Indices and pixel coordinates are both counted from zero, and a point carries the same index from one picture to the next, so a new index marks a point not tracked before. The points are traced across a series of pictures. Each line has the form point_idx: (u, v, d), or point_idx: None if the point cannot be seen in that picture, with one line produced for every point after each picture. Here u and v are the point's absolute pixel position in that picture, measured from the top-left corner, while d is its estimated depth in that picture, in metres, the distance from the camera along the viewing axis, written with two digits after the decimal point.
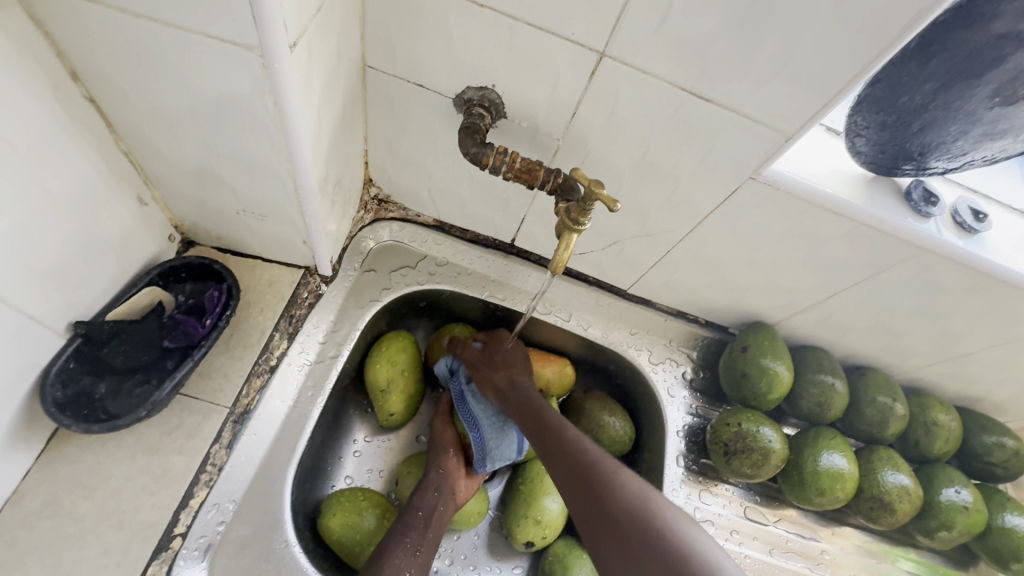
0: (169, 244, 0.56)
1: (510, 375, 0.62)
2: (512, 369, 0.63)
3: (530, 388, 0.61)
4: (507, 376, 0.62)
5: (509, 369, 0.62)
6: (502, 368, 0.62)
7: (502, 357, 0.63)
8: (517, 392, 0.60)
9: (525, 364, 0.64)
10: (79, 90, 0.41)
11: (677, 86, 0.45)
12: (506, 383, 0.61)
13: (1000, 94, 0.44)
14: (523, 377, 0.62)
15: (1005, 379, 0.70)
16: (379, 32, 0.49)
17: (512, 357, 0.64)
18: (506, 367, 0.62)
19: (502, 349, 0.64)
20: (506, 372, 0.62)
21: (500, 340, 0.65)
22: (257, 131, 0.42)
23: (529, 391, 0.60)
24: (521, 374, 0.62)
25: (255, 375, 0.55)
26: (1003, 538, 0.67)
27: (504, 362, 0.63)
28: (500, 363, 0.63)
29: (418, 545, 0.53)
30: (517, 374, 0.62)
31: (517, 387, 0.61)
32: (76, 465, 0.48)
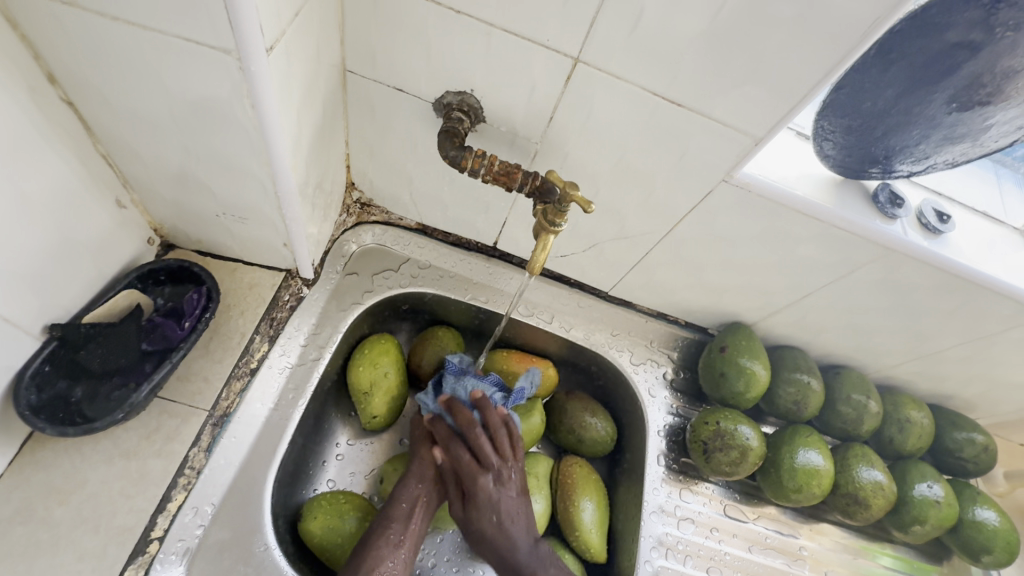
0: (149, 247, 0.56)
1: (490, 519, 0.55)
2: (492, 508, 0.56)
3: (514, 530, 0.56)
4: (487, 523, 0.55)
5: (490, 507, 0.56)
6: (482, 518, 0.56)
7: (478, 477, 0.56)
8: (496, 548, 0.55)
9: (509, 488, 0.57)
10: (56, 92, 0.41)
11: (650, 91, 0.47)
12: (486, 535, 0.55)
13: (956, 100, 0.46)
14: (506, 508, 0.56)
15: (974, 376, 0.72)
16: (358, 38, 0.49)
17: (494, 492, 0.56)
18: (485, 515, 0.56)
19: (479, 481, 0.56)
20: (484, 517, 0.55)
21: (478, 461, 0.56)
22: (236, 134, 0.43)
23: (511, 535, 0.55)
24: (504, 506, 0.56)
25: (235, 378, 0.56)
26: (975, 532, 0.69)
27: (483, 499, 0.56)
28: (479, 506, 0.56)
29: (401, 537, 0.54)
30: (498, 512, 0.56)
31: (501, 531, 0.55)
32: (52, 470, 0.48)
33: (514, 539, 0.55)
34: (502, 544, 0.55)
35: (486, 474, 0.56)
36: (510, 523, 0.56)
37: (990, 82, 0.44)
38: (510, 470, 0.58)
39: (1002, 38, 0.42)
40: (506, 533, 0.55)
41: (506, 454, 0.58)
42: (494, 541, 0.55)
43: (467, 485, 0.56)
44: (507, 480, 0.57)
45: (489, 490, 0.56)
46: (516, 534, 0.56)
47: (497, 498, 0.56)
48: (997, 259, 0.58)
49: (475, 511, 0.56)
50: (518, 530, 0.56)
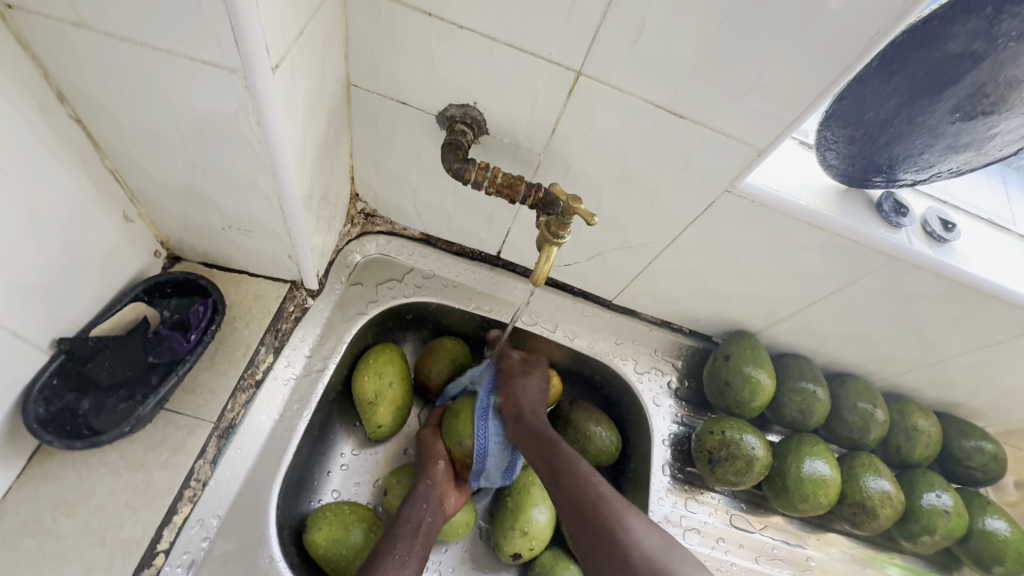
0: (155, 260, 0.57)
1: (519, 394, 0.63)
2: (523, 388, 0.64)
3: (537, 402, 0.63)
4: (518, 394, 0.63)
5: (520, 395, 0.63)
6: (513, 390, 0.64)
7: (512, 381, 0.64)
8: (521, 402, 0.63)
9: (537, 379, 0.66)
10: (66, 110, 0.42)
11: (652, 103, 0.47)
12: (516, 401, 0.63)
13: (960, 109, 0.45)
14: (531, 395, 0.64)
15: (982, 384, 0.72)
16: (363, 52, 0.50)
17: (524, 379, 0.65)
18: (517, 388, 0.64)
19: (512, 375, 0.65)
20: (517, 394, 0.63)
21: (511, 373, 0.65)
22: (242, 149, 0.43)
23: (536, 409, 0.63)
24: (532, 389, 0.64)
25: (240, 390, 0.56)
26: (985, 542, 0.68)
27: (515, 384, 0.64)
28: (513, 385, 0.64)
29: (406, 557, 0.54)
30: (526, 395, 0.63)
31: (528, 400, 0.63)
32: (59, 483, 0.48)
33: (536, 409, 0.63)
34: (526, 403, 0.63)
35: (518, 369, 0.66)
36: (537, 404, 0.63)
37: (993, 91, 0.44)
38: (538, 370, 0.67)
39: (1004, 48, 0.42)
40: (531, 405, 0.63)
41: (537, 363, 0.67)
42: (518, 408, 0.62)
43: (501, 376, 0.65)
44: (533, 374, 0.66)
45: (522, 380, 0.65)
46: (538, 407, 0.63)
47: (526, 383, 0.65)
48: (1004, 267, 0.58)
49: (507, 390, 0.64)
50: (536, 404, 0.64)
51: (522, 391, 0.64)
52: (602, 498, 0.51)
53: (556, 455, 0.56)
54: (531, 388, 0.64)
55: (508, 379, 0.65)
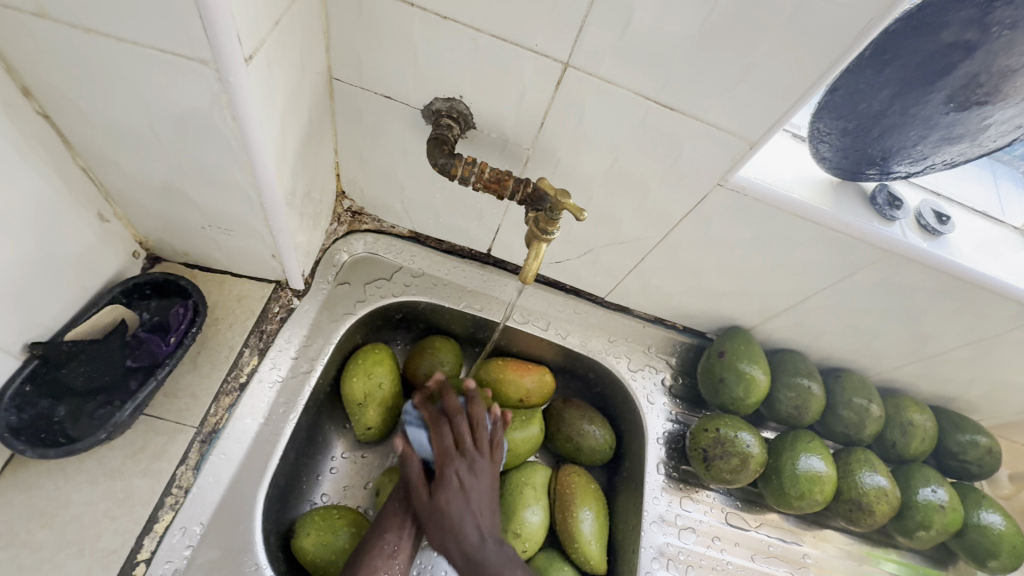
0: (134, 260, 0.55)
1: (457, 507, 0.53)
2: (457, 501, 0.53)
3: (476, 509, 0.54)
4: (452, 506, 0.53)
5: (455, 510, 0.53)
6: (448, 503, 0.53)
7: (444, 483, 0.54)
8: (460, 531, 0.52)
9: (480, 474, 0.56)
10: (32, 106, 0.40)
11: (641, 95, 0.46)
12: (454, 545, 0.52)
13: (954, 99, 0.45)
14: (473, 502, 0.54)
15: (976, 378, 0.71)
16: (344, 45, 0.49)
17: (465, 481, 0.55)
18: (453, 501, 0.53)
19: (451, 469, 0.55)
20: (449, 508, 0.53)
21: (445, 468, 0.55)
22: (218, 145, 0.41)
23: (472, 527, 0.53)
24: (471, 495, 0.54)
25: (224, 394, 0.54)
26: (980, 536, 0.68)
27: (455, 486, 0.54)
28: (446, 494, 0.54)
29: (393, 548, 0.53)
30: (463, 504, 0.53)
31: (465, 512, 0.53)
32: (34, 492, 0.46)
33: (473, 526, 0.53)
34: (466, 531, 0.53)
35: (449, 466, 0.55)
36: (476, 504, 0.54)
37: (987, 81, 0.43)
38: (483, 459, 0.56)
39: (997, 37, 0.41)
40: (467, 530, 0.53)
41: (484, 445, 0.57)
42: (452, 522, 0.53)
43: (437, 468, 0.55)
44: (475, 458, 0.56)
45: (462, 480, 0.54)
46: (478, 524, 0.53)
47: (466, 487, 0.54)
48: (998, 260, 0.58)
49: (443, 493, 0.53)
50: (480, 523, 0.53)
51: (453, 506, 0.53)
52: None
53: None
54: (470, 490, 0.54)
55: (444, 481, 0.54)
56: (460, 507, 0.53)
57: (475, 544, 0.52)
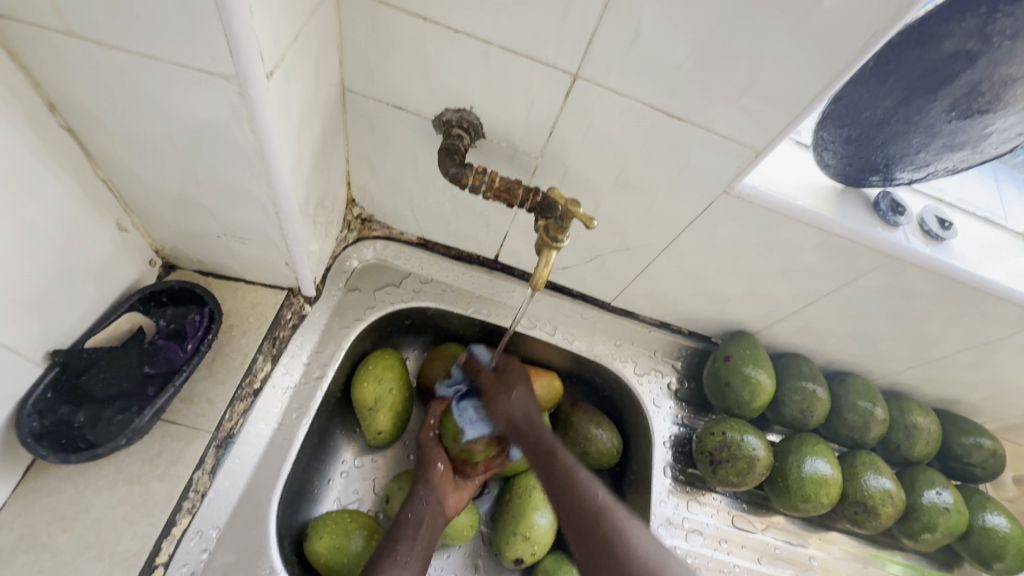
0: (150, 268, 0.56)
1: (516, 413, 0.62)
2: (519, 406, 0.62)
3: (533, 414, 0.62)
4: (512, 405, 0.62)
5: (513, 404, 0.62)
6: (511, 422, 0.61)
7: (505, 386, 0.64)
8: (516, 417, 0.62)
9: (526, 393, 0.63)
10: (56, 119, 0.41)
11: (648, 105, 0.47)
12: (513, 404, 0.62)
13: (956, 108, 0.46)
14: (528, 414, 0.62)
15: (979, 381, 0.72)
16: (357, 57, 0.50)
17: (517, 395, 0.63)
18: (513, 418, 0.61)
19: (501, 397, 0.63)
20: (515, 429, 0.61)
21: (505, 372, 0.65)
22: (236, 157, 0.43)
23: (539, 430, 0.60)
24: (528, 407, 0.62)
25: (238, 399, 0.55)
26: (985, 538, 0.68)
27: (509, 413, 0.62)
28: (510, 421, 0.61)
29: (405, 559, 0.52)
30: (523, 405, 0.62)
31: (534, 439, 0.60)
32: (55, 497, 0.47)
33: (534, 424, 0.61)
34: (520, 414, 0.62)
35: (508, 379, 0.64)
36: (533, 415, 0.62)
37: (989, 89, 0.44)
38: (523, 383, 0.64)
39: (999, 46, 0.42)
40: (536, 424, 0.61)
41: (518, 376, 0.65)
42: (528, 437, 0.60)
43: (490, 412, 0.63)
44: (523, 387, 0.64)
45: (513, 402, 0.62)
46: (539, 423, 0.61)
47: (516, 402, 0.62)
48: (1000, 265, 0.58)
49: (503, 420, 0.62)
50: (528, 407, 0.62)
51: (513, 404, 0.62)
52: (602, 511, 0.54)
53: (568, 479, 0.56)
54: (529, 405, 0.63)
55: (502, 410, 0.62)
56: (518, 410, 0.62)
57: (556, 454, 0.58)
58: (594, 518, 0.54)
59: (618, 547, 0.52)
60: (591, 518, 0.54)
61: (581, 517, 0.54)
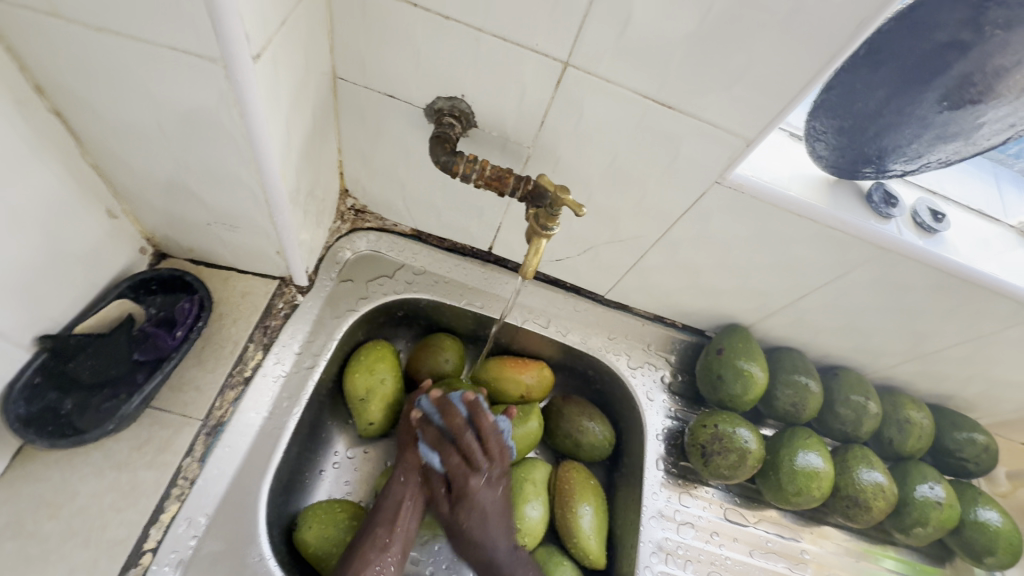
0: (141, 256, 0.56)
1: (477, 520, 0.58)
2: (482, 500, 0.58)
3: (495, 533, 0.58)
4: (471, 508, 0.58)
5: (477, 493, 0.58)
6: (466, 508, 0.58)
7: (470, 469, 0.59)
8: (471, 517, 0.58)
9: (493, 488, 0.60)
10: (44, 105, 0.41)
11: (639, 94, 0.47)
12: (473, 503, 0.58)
13: (948, 99, 0.46)
14: (494, 535, 0.58)
15: (973, 375, 0.72)
16: (349, 45, 0.49)
17: (482, 493, 0.59)
18: (470, 509, 0.58)
19: (468, 483, 0.58)
20: (481, 505, 0.58)
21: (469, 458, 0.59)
22: (224, 142, 0.42)
23: (492, 536, 0.58)
24: (489, 504, 0.59)
25: (228, 387, 0.55)
26: (977, 533, 0.68)
27: (471, 503, 0.58)
28: (472, 501, 0.58)
29: (387, 540, 0.54)
30: (484, 505, 0.58)
31: (483, 526, 0.58)
32: (43, 483, 0.47)
33: (497, 541, 0.58)
34: (479, 505, 0.58)
35: (465, 469, 0.58)
36: (488, 515, 0.58)
37: (981, 80, 0.44)
38: (495, 471, 0.60)
39: (991, 36, 0.42)
40: (488, 533, 0.58)
41: (499, 457, 0.60)
42: (482, 550, 0.58)
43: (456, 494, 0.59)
44: (491, 473, 0.59)
45: (474, 500, 0.58)
46: (495, 531, 0.58)
47: (483, 496, 0.59)
48: (994, 258, 0.58)
49: (461, 515, 0.58)
50: (490, 498, 0.59)
51: (474, 485, 0.58)
52: None
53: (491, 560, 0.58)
54: (485, 502, 0.58)
55: (465, 496, 0.58)
56: (477, 495, 0.58)
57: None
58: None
59: None
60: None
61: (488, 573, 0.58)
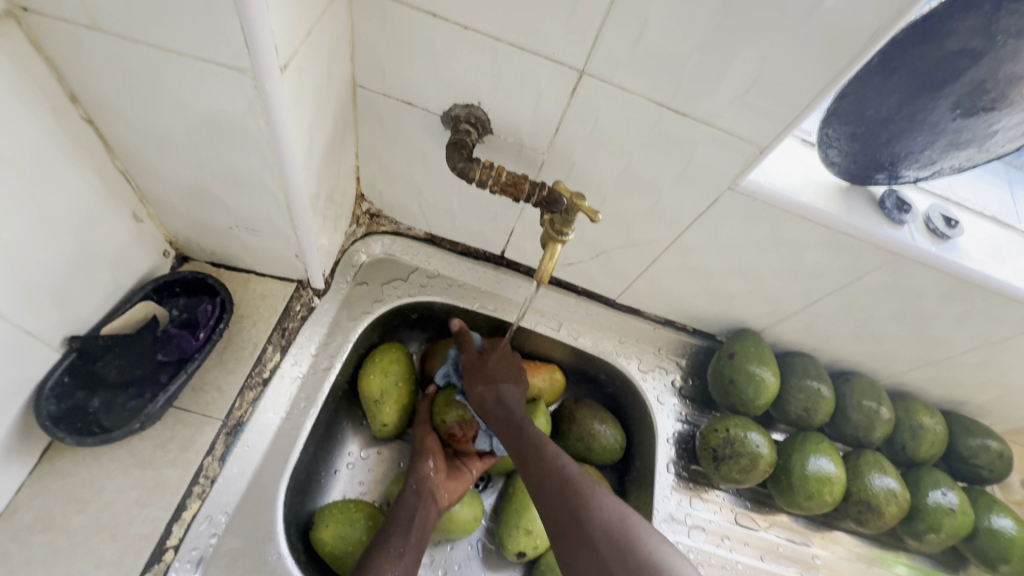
0: (164, 259, 0.57)
1: (499, 372, 0.62)
2: (501, 381, 0.61)
3: (513, 388, 0.62)
4: (488, 396, 0.60)
5: (495, 378, 0.62)
6: (485, 389, 0.61)
7: (488, 360, 0.63)
8: (490, 384, 0.61)
9: (517, 364, 0.65)
10: (78, 112, 0.43)
11: (654, 102, 0.47)
12: (488, 369, 0.62)
13: (960, 106, 0.46)
14: (510, 385, 0.62)
15: (986, 382, 0.72)
16: (369, 53, 0.51)
17: (500, 377, 0.62)
18: (488, 389, 0.61)
19: (488, 371, 0.62)
20: (502, 363, 0.63)
21: (484, 364, 0.63)
22: (249, 148, 0.44)
23: (511, 405, 0.60)
24: (507, 385, 0.62)
25: (248, 388, 0.56)
26: (990, 540, 0.68)
27: (493, 390, 0.61)
28: (497, 353, 0.64)
29: (402, 550, 0.53)
30: (501, 383, 0.61)
31: (500, 402, 0.60)
32: (70, 479, 0.49)
33: (513, 395, 0.61)
34: (498, 382, 0.61)
35: (483, 362, 0.63)
36: (507, 394, 0.61)
37: (993, 87, 0.44)
38: (519, 354, 0.66)
39: (1003, 45, 0.42)
40: (507, 387, 0.61)
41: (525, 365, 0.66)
42: (502, 388, 0.61)
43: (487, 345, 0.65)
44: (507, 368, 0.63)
45: (496, 356, 0.64)
46: (513, 389, 0.62)
47: (508, 364, 0.64)
48: (1007, 264, 0.58)
49: (478, 386, 0.61)
50: (507, 381, 0.62)
51: (495, 374, 0.62)
52: (566, 479, 0.51)
53: (551, 469, 0.52)
54: (504, 387, 0.61)
55: (488, 358, 0.63)
56: (498, 381, 0.61)
57: (544, 446, 0.55)
58: (544, 480, 0.52)
59: (582, 506, 0.48)
60: (563, 490, 0.50)
61: (529, 470, 0.53)
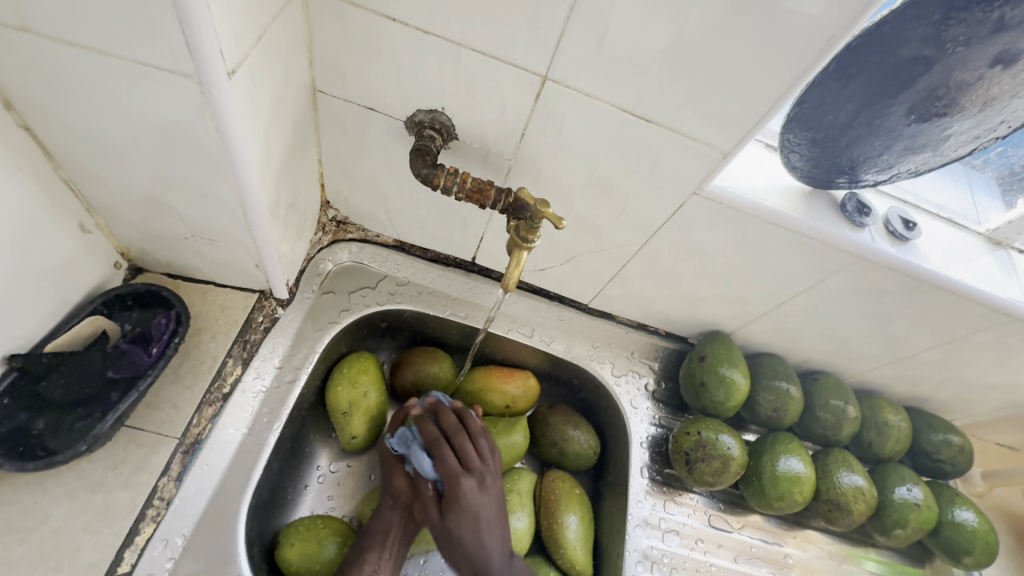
0: (116, 272, 0.55)
1: (468, 525, 0.53)
2: (475, 503, 0.53)
3: (491, 541, 0.53)
4: (461, 528, 0.53)
5: (469, 512, 0.53)
6: (459, 526, 0.53)
7: (463, 474, 0.54)
8: (462, 523, 0.53)
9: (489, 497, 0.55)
10: (13, 118, 0.41)
11: (618, 108, 0.47)
12: (460, 501, 0.53)
13: (914, 112, 0.47)
14: (476, 536, 0.53)
15: (946, 378, 0.74)
16: (328, 58, 0.49)
17: (474, 496, 0.54)
18: (464, 524, 0.53)
19: (462, 486, 0.53)
20: (462, 524, 0.53)
21: (460, 489, 0.53)
22: (200, 156, 0.42)
23: (487, 548, 0.52)
24: (483, 507, 0.54)
25: (206, 404, 0.54)
26: (955, 533, 0.70)
27: (464, 510, 0.53)
28: (454, 511, 0.53)
29: (376, 566, 0.53)
30: (477, 509, 0.53)
31: (477, 534, 0.53)
32: (11, 506, 0.46)
33: (489, 548, 0.53)
34: (472, 504, 0.53)
35: (462, 480, 0.54)
36: (486, 527, 0.53)
37: (945, 94, 0.45)
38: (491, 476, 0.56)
39: (953, 52, 0.43)
40: (482, 537, 0.53)
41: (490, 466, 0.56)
42: (475, 554, 0.52)
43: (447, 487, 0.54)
44: (486, 482, 0.55)
45: (455, 527, 0.53)
46: (488, 539, 0.53)
47: (475, 503, 0.53)
48: (963, 266, 0.60)
49: (455, 519, 0.53)
50: (485, 501, 0.54)
51: (472, 494, 0.53)
52: None
53: None
54: (474, 507, 0.53)
55: (444, 531, 0.53)
56: (475, 496, 0.54)
57: None
58: None
59: None
60: None
61: None
